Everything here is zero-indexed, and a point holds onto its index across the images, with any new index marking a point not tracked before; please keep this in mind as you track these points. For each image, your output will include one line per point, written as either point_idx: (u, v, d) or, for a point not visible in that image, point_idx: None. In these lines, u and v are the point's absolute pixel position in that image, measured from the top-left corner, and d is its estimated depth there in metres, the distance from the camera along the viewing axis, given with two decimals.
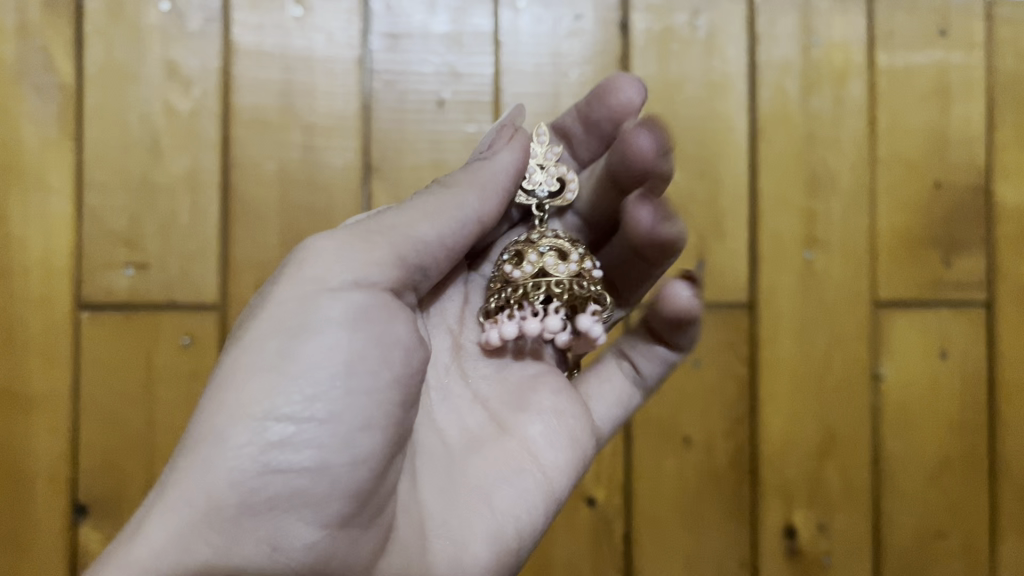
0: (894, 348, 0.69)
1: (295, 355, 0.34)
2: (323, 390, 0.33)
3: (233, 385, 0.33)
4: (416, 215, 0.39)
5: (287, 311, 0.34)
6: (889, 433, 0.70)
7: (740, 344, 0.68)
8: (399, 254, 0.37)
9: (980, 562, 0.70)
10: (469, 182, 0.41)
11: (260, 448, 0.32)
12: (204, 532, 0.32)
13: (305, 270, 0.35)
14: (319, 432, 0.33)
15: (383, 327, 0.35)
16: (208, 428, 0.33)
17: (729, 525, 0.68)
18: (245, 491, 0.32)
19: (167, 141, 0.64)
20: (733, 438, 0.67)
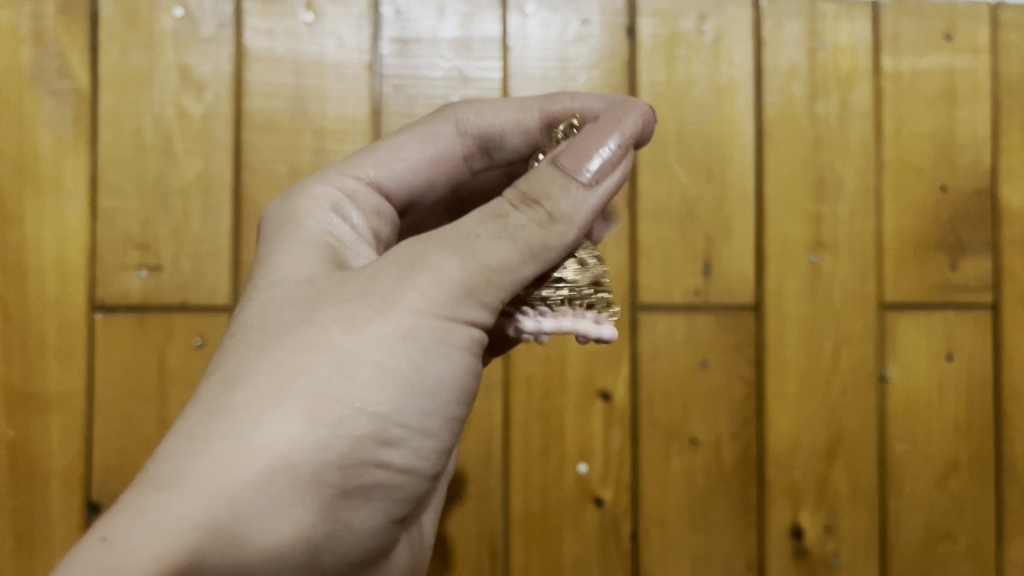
0: (901, 350, 0.70)
1: (402, 393, 0.37)
2: (419, 419, 0.38)
3: (353, 388, 0.36)
4: (527, 243, 0.39)
5: (395, 341, 0.37)
6: (895, 435, 0.70)
7: (747, 346, 0.68)
8: (499, 286, 0.38)
9: (986, 562, 0.71)
10: (569, 223, 0.39)
11: (358, 457, 0.36)
12: (282, 523, 0.35)
13: (417, 300, 0.37)
14: (404, 456, 0.38)
15: (463, 373, 0.39)
16: (306, 431, 0.35)
17: (735, 525, 0.68)
18: (334, 489, 0.36)
19: (180, 145, 0.65)
20: (739, 439, 0.68)
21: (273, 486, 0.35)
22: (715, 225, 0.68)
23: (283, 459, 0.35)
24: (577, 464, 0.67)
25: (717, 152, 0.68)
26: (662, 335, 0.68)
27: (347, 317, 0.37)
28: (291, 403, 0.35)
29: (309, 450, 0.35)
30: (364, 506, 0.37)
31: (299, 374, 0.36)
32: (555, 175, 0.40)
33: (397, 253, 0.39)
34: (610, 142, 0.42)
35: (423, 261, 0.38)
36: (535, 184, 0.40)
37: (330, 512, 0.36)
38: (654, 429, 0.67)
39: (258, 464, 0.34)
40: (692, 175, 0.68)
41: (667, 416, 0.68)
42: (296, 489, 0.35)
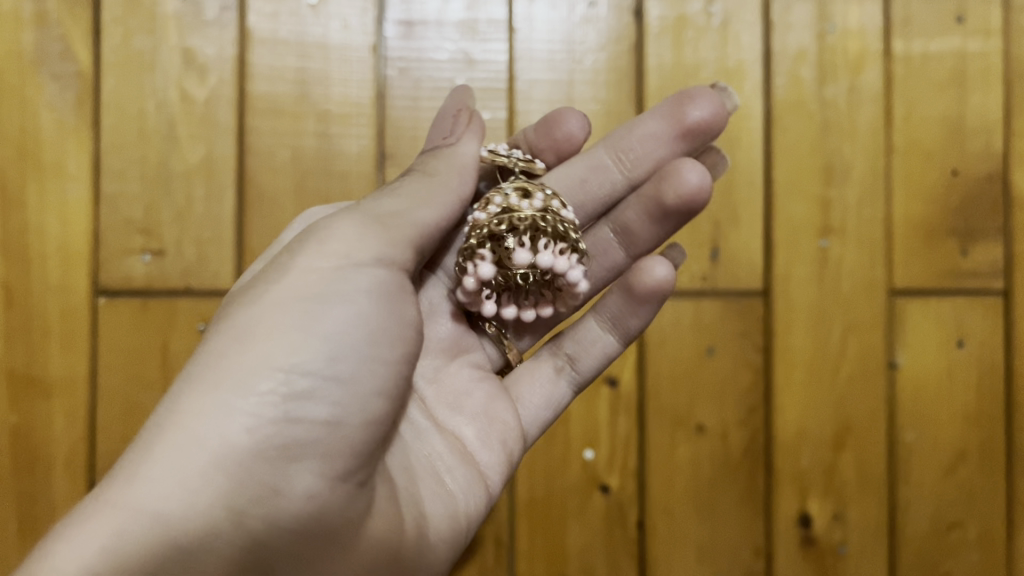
0: (911, 338, 0.69)
1: (308, 340, 0.36)
2: (342, 353, 0.37)
3: (266, 334, 0.36)
4: (413, 200, 0.42)
5: (294, 295, 0.37)
6: (905, 423, 0.69)
7: (755, 332, 0.67)
8: (398, 231, 0.40)
9: (996, 551, 0.70)
10: (449, 174, 0.44)
11: (281, 397, 0.35)
12: (200, 498, 0.34)
13: (310, 259, 0.38)
14: (337, 392, 0.36)
15: (386, 309, 0.39)
16: (209, 399, 0.35)
17: (742, 513, 0.67)
18: (260, 439, 0.35)
19: (183, 129, 0.64)
20: (747, 426, 0.67)
21: (182, 461, 0.34)
22: (722, 210, 0.68)
23: (187, 433, 0.34)
24: (583, 450, 0.66)
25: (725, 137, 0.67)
26: (669, 322, 0.67)
27: (251, 294, 0.38)
28: (193, 378, 0.35)
29: (213, 417, 0.34)
30: (293, 467, 0.36)
31: (204, 354, 0.36)
32: (427, 156, 0.46)
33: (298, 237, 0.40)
34: (457, 112, 0.47)
35: (317, 231, 0.40)
36: (409, 171, 0.45)
37: (252, 478, 0.35)
38: (661, 417, 0.67)
39: (166, 444, 0.34)
40: None
41: (674, 403, 0.67)
42: (209, 463, 0.34)
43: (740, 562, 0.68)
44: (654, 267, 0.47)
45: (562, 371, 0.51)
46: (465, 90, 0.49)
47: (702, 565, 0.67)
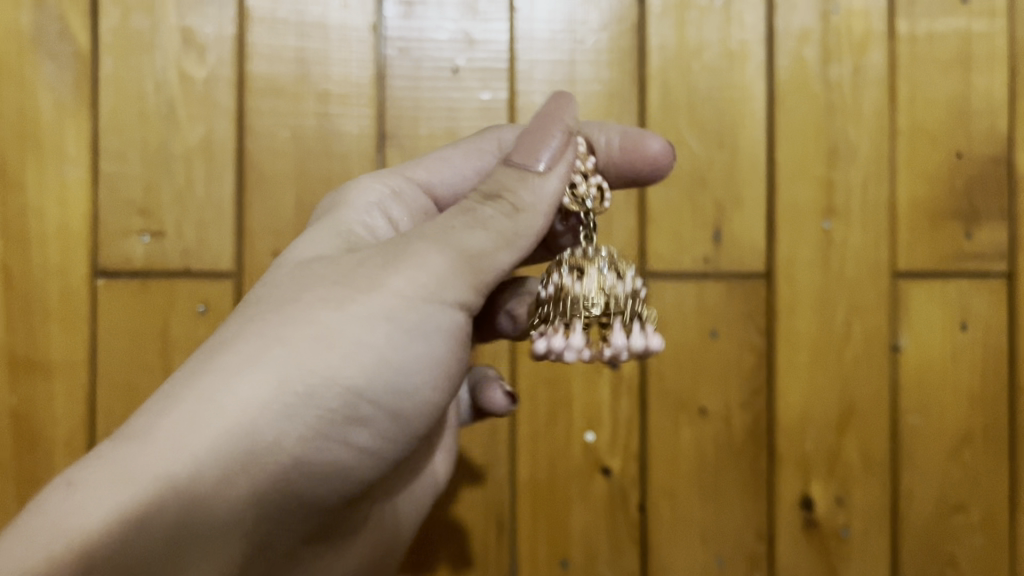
0: (915, 320, 0.69)
1: (374, 378, 0.39)
2: (407, 392, 0.41)
3: (342, 350, 0.39)
4: (493, 240, 0.41)
5: (380, 322, 0.40)
6: (908, 406, 0.69)
7: (758, 315, 0.67)
8: (472, 272, 0.41)
9: (999, 536, 0.70)
10: (532, 211, 0.42)
11: (339, 406, 0.39)
12: (233, 483, 0.37)
13: (399, 283, 0.40)
14: (394, 421, 0.41)
15: (448, 357, 0.42)
16: (273, 398, 0.37)
17: (745, 496, 0.67)
18: (306, 436, 0.38)
19: (183, 109, 0.64)
20: (749, 409, 0.67)
21: (236, 447, 0.36)
22: (725, 192, 0.67)
23: (248, 423, 0.37)
24: (585, 433, 0.66)
25: (729, 117, 0.67)
26: (671, 304, 0.67)
27: (332, 299, 0.40)
28: (270, 374, 0.38)
29: (274, 419, 0.37)
30: (321, 478, 0.40)
31: (281, 347, 0.38)
32: (509, 172, 0.42)
33: (385, 246, 0.42)
34: (553, 134, 0.43)
35: (405, 251, 0.41)
36: (493, 184, 0.42)
37: (283, 476, 0.38)
38: (663, 400, 0.66)
39: (223, 426, 0.36)
40: (702, 142, 0.67)
41: (676, 386, 0.67)
42: (256, 456, 0.37)
43: (742, 545, 0.67)
44: (496, 396, 0.51)
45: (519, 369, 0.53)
46: (571, 103, 0.46)
47: (704, 548, 0.67)
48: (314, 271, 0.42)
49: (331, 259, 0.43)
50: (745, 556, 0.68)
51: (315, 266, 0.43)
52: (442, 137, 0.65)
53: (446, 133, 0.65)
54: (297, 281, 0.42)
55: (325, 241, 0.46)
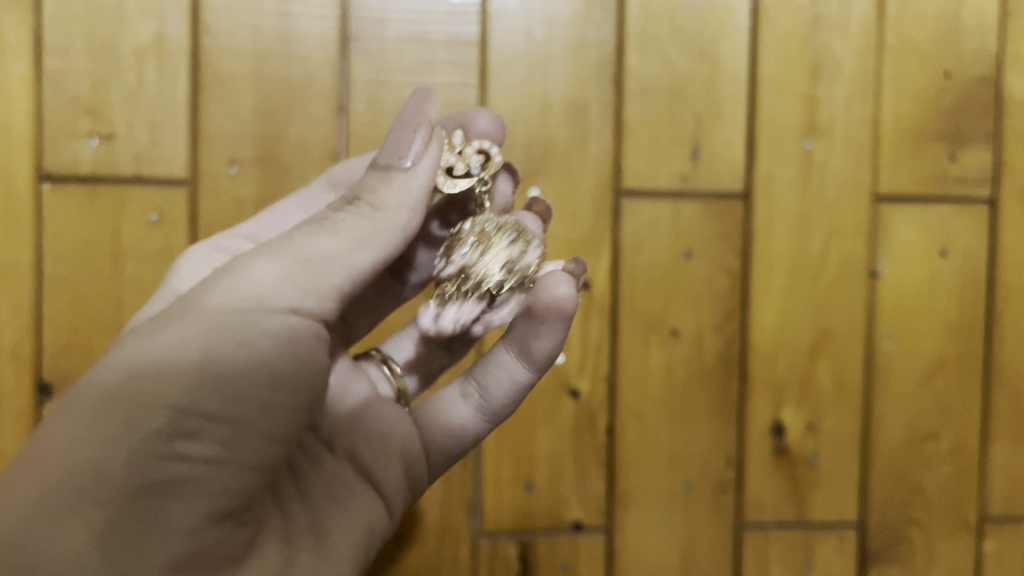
0: (893, 244, 0.67)
1: (199, 378, 0.32)
2: (245, 390, 0.33)
3: (157, 377, 0.32)
4: (334, 238, 0.36)
5: (195, 336, 0.33)
6: (884, 332, 0.67)
7: (733, 236, 0.65)
8: (311, 283, 0.35)
9: (970, 464, 0.69)
10: (399, 207, 0.37)
11: (167, 437, 0.31)
12: (70, 522, 0.29)
13: (209, 305, 0.34)
14: (234, 428, 0.33)
15: (290, 353, 0.35)
16: (86, 446, 0.31)
17: (714, 420, 0.66)
18: (138, 477, 0.31)
19: (132, 4, 0.60)
20: (722, 333, 0.65)
21: (51, 501, 0.30)
22: (705, 107, 0.64)
23: (52, 477, 0.30)
24: (554, 354, 0.64)
25: (711, 29, 0.64)
26: (645, 223, 0.64)
27: (144, 341, 0.34)
28: (76, 410, 0.31)
29: (87, 459, 0.30)
30: (176, 507, 0.31)
31: (97, 382, 0.32)
32: (375, 177, 0.37)
33: (205, 281, 0.35)
34: (416, 122, 0.38)
35: (229, 271, 0.35)
36: (355, 186, 0.38)
37: (128, 512, 0.30)
38: (634, 322, 0.64)
39: (30, 484, 0.30)
40: (683, 55, 0.64)
41: (648, 307, 0.65)
42: (82, 486, 0.30)
43: (710, 470, 0.66)
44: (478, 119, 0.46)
45: (470, 396, 0.45)
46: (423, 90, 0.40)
47: (672, 472, 0.66)
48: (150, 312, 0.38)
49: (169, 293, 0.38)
50: (714, 482, 0.66)
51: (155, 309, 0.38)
52: (410, 42, 0.62)
53: (414, 39, 0.62)
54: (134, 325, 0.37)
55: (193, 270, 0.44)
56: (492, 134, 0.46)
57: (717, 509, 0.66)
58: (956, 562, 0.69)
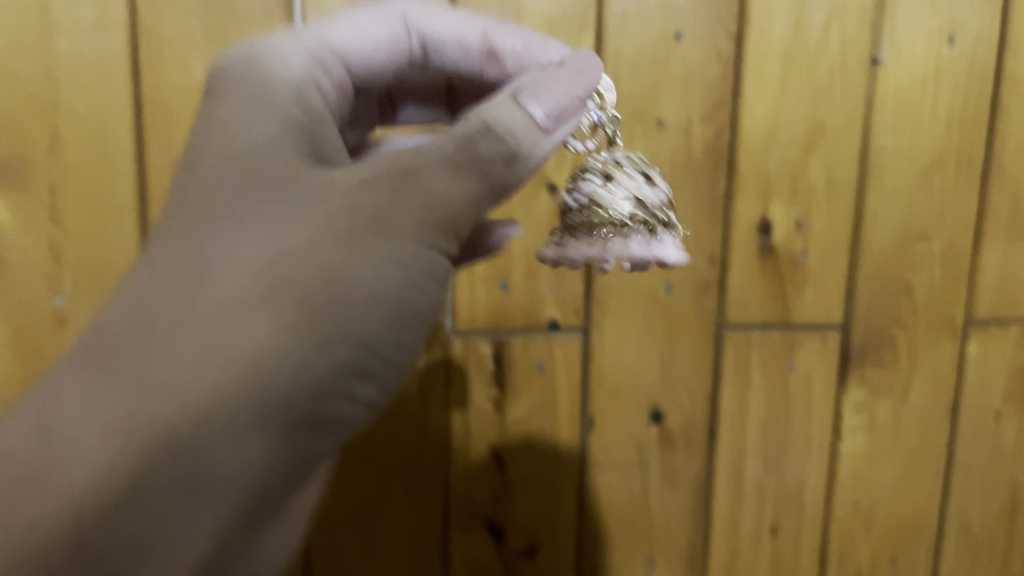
0: (898, 29, 0.62)
1: (371, 334, 0.39)
2: (389, 350, 0.40)
3: (331, 315, 0.38)
4: (468, 192, 0.40)
5: (366, 278, 0.39)
6: (882, 126, 0.63)
7: (727, 16, 0.60)
8: (451, 219, 0.40)
9: (961, 266, 0.66)
10: (525, 165, 0.41)
11: (333, 378, 0.38)
12: (244, 434, 0.37)
13: (384, 243, 0.39)
14: (374, 387, 0.40)
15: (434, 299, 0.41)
16: (273, 355, 0.37)
17: (699, 216, 0.62)
18: (309, 406, 0.38)
19: None
20: (710, 123, 0.61)
21: (240, 406, 0.36)
22: None
23: (242, 373, 0.36)
24: None
25: None
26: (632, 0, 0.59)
27: (315, 257, 0.38)
28: (273, 310, 0.37)
29: (278, 376, 0.37)
30: (319, 437, 0.40)
31: (280, 286, 0.38)
32: (504, 112, 0.41)
33: (374, 189, 0.39)
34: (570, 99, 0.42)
35: (404, 189, 0.39)
36: (501, 120, 0.40)
37: (285, 447, 0.38)
38: (618, 109, 0.60)
39: (220, 377, 0.36)
40: None
41: (634, 94, 0.60)
42: (252, 418, 0.37)
43: (694, 270, 0.63)
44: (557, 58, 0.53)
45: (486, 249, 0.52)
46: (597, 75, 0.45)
47: (653, 272, 0.63)
48: (266, 199, 0.40)
49: (294, 184, 0.40)
50: (696, 281, 0.63)
51: (264, 189, 0.40)
52: None
53: None
54: (256, 224, 0.39)
55: (265, 120, 0.43)
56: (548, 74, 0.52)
57: (698, 310, 0.64)
58: (940, 365, 0.68)
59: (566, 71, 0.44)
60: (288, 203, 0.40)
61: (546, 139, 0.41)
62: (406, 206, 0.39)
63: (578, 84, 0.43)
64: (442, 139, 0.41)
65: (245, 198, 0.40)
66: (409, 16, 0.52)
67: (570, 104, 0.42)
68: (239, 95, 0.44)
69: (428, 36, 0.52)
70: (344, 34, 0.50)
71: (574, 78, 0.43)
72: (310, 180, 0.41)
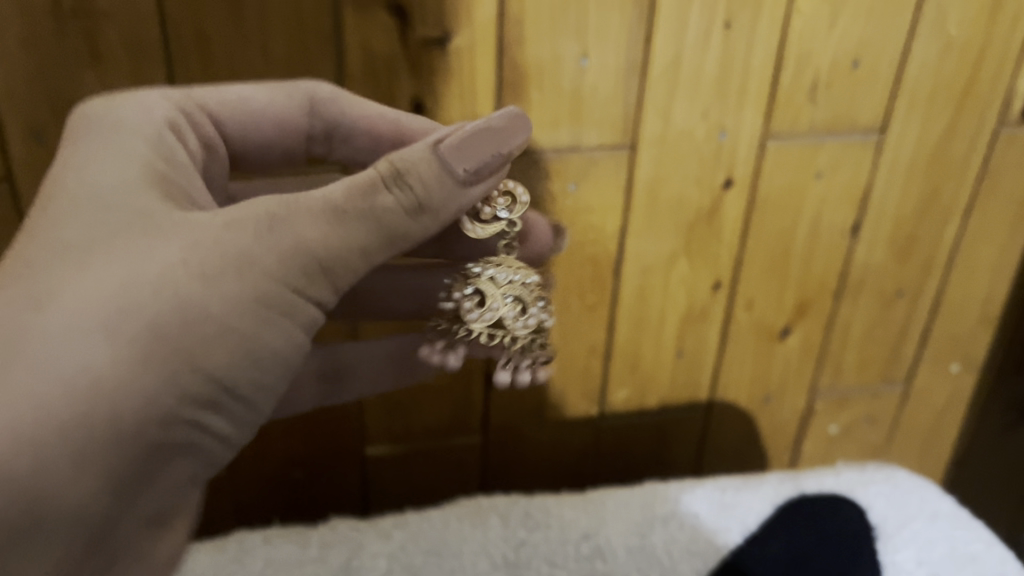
0: None
1: (235, 360, 0.38)
2: (244, 377, 0.38)
3: (193, 336, 0.36)
4: (372, 230, 0.40)
5: (233, 297, 0.37)
6: None
7: None
8: (334, 243, 0.39)
9: None
10: (435, 213, 0.41)
11: (184, 401, 0.36)
12: (82, 477, 0.34)
13: (259, 259, 0.38)
14: (224, 420, 0.39)
15: (297, 344, 0.40)
16: (124, 374, 0.34)
17: None
18: (159, 438, 0.36)
19: None
20: None
21: (85, 439, 0.34)
22: None
23: (86, 395, 0.34)
24: None
25: None
26: None
27: (173, 267, 0.36)
28: (120, 343, 0.35)
29: (129, 402, 0.34)
30: (177, 465, 0.38)
31: (131, 309, 0.35)
32: (434, 170, 0.40)
33: (244, 221, 0.38)
34: (493, 150, 0.42)
35: (272, 219, 0.38)
36: (412, 169, 0.40)
37: (130, 476, 0.36)
38: None
39: (62, 408, 0.33)
40: None
41: None
42: (97, 450, 0.34)
43: None
44: (503, 112, 0.44)
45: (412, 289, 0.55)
46: (516, 120, 0.44)
47: None
48: (111, 228, 0.37)
49: (147, 218, 0.38)
50: None
51: (110, 217, 0.38)
52: None
53: None
54: (101, 246, 0.37)
55: (122, 159, 0.41)
56: (498, 132, 0.43)
57: None
58: None
59: (496, 119, 0.43)
60: (144, 226, 0.38)
61: (458, 194, 0.42)
62: (278, 227, 0.38)
63: (507, 138, 0.43)
64: (340, 184, 0.40)
65: (101, 228, 0.37)
66: (316, 94, 0.50)
67: (493, 158, 0.42)
68: (106, 144, 0.42)
69: (335, 125, 0.51)
70: (236, 101, 0.49)
71: (498, 131, 0.43)
72: (170, 212, 0.39)
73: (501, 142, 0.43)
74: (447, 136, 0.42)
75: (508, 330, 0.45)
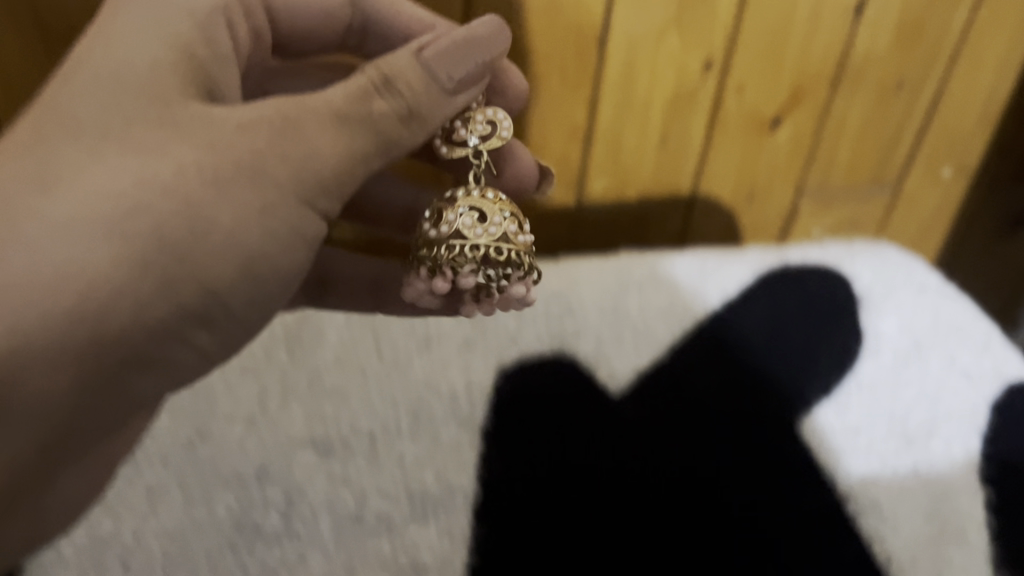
0: None
1: (237, 277, 0.35)
2: (239, 296, 0.35)
3: (194, 248, 0.33)
4: (367, 136, 0.36)
5: (243, 211, 0.34)
6: None
7: None
8: (340, 150, 0.36)
9: None
10: (427, 118, 0.38)
11: (175, 312, 0.33)
12: (60, 375, 0.31)
13: (271, 171, 0.34)
14: (211, 338, 0.36)
15: (296, 263, 0.37)
16: (120, 278, 0.31)
17: None
18: (144, 346, 0.33)
19: None
20: None
21: (71, 337, 0.31)
22: None
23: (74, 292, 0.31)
24: None
25: None
26: None
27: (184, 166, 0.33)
28: (120, 242, 0.31)
29: (120, 306, 0.32)
30: (151, 381, 0.35)
31: (134, 211, 0.32)
32: (426, 75, 0.37)
33: (262, 124, 0.34)
34: (476, 58, 0.39)
35: (281, 124, 0.35)
36: (401, 74, 0.37)
37: (104, 380, 0.33)
38: None
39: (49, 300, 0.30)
40: None
41: None
42: (75, 352, 0.31)
43: None
44: (484, 23, 0.41)
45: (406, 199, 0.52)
46: (497, 32, 0.41)
47: None
48: (127, 120, 0.33)
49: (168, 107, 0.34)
50: None
51: (127, 103, 0.33)
52: None
53: None
54: (110, 136, 0.33)
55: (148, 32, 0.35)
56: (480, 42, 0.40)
57: None
58: None
59: (480, 26, 0.40)
60: (162, 119, 0.34)
61: (448, 99, 0.39)
62: (283, 134, 0.35)
63: (486, 46, 0.40)
64: (337, 87, 0.36)
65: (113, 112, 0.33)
66: None
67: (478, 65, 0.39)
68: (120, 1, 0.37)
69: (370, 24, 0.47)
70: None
71: (482, 40, 0.40)
72: (190, 104, 0.34)
73: (487, 51, 0.40)
74: (432, 40, 0.38)
75: (468, 238, 0.38)
